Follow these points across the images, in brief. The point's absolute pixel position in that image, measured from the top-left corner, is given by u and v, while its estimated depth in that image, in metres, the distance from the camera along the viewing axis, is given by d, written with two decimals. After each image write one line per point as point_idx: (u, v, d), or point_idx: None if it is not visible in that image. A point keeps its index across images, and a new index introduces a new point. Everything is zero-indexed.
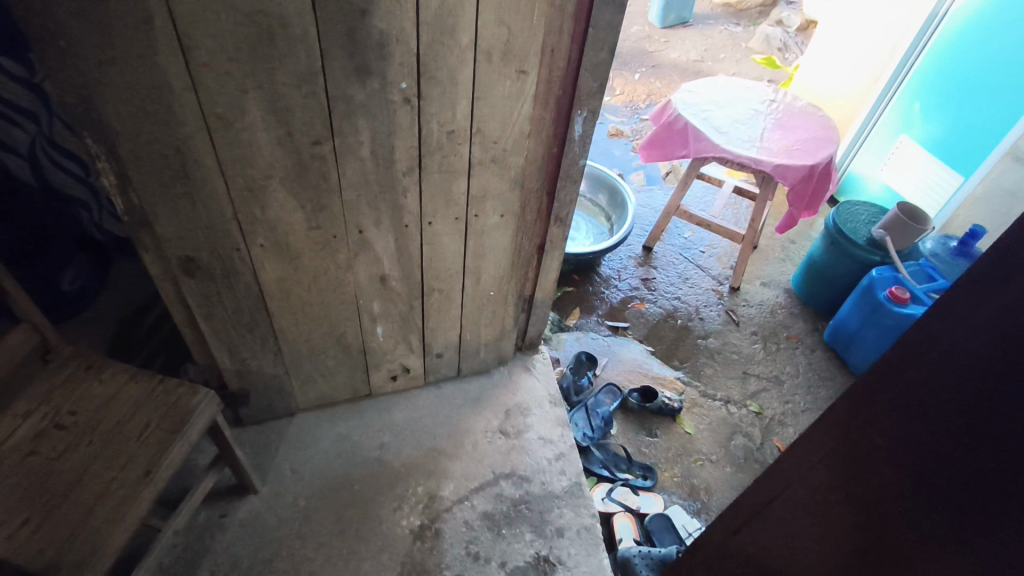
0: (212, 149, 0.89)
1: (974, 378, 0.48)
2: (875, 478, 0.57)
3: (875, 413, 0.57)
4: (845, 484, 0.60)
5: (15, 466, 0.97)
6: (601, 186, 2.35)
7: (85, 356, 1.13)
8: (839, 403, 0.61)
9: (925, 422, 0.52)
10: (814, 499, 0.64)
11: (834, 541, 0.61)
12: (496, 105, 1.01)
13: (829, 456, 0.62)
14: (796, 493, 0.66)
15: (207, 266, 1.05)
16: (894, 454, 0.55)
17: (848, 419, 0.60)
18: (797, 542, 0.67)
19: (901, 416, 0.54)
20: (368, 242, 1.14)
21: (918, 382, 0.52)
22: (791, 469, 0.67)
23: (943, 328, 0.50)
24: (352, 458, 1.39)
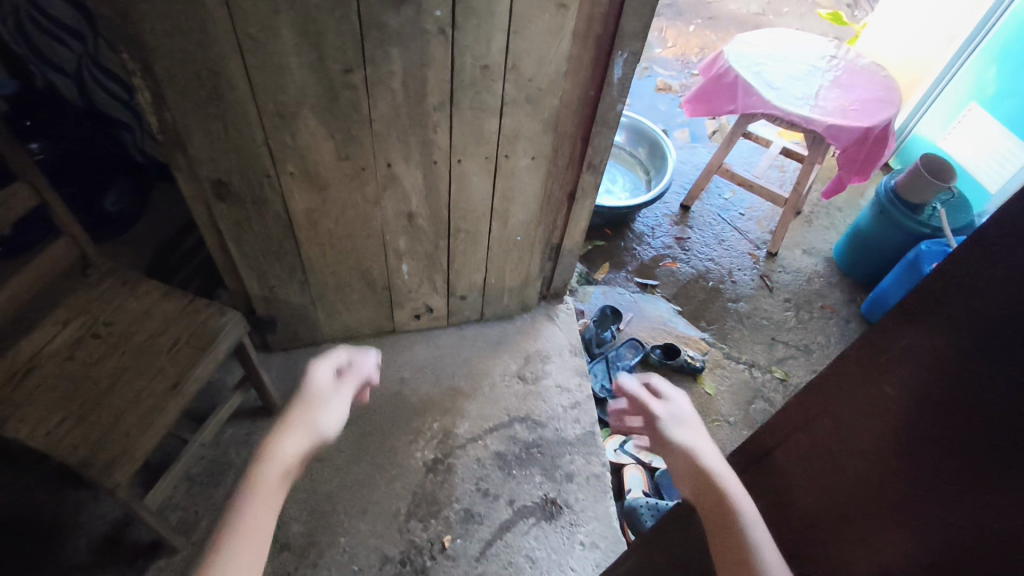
0: (245, 72, 0.89)
1: (1006, 314, 0.36)
2: (878, 430, 0.44)
3: (886, 359, 0.44)
4: (844, 438, 0.48)
5: (54, 369, 1.03)
6: (640, 140, 2.28)
7: (122, 273, 1.18)
8: (858, 345, 0.47)
9: (948, 369, 0.39)
10: (814, 452, 0.51)
11: (824, 500, 0.50)
12: (533, 40, 0.97)
13: (835, 404, 0.49)
14: (795, 446, 0.54)
15: (239, 191, 1.07)
16: (901, 405, 0.43)
17: (859, 363, 0.47)
18: (789, 500, 0.54)
19: (918, 360, 0.42)
20: (397, 178, 1.14)
21: (944, 322, 0.40)
22: (790, 416, 0.55)
23: (987, 248, 0.37)
24: (371, 390, 1.43)
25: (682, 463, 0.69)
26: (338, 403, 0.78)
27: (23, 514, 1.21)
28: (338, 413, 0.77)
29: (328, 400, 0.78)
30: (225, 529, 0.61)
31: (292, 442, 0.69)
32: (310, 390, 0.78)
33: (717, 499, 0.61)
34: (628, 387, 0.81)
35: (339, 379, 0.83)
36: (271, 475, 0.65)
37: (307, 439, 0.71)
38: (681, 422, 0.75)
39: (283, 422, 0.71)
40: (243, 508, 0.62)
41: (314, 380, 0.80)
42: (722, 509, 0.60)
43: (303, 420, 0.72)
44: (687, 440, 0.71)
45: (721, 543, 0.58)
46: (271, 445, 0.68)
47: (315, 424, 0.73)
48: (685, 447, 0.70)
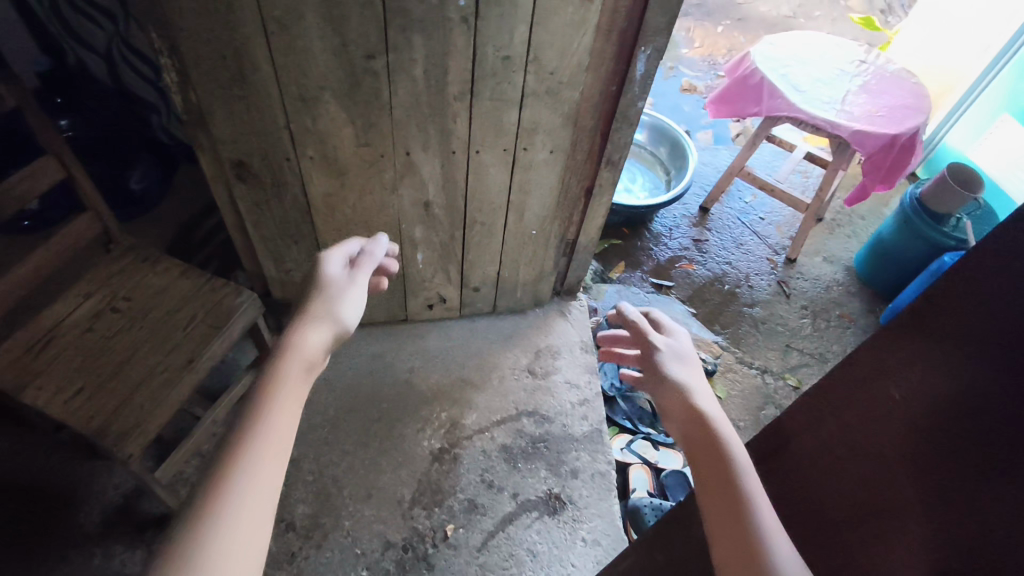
0: (269, 54, 0.90)
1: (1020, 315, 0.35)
2: (885, 434, 0.44)
3: (894, 360, 0.44)
4: (851, 441, 0.47)
5: (73, 340, 1.05)
6: (662, 139, 2.26)
7: (142, 250, 1.20)
8: (865, 348, 0.47)
9: (963, 372, 0.38)
10: (817, 456, 0.51)
11: (827, 504, 0.49)
12: (556, 32, 0.97)
13: (841, 407, 0.49)
14: (797, 449, 0.53)
15: (259, 173, 1.08)
16: (906, 409, 0.42)
17: (866, 365, 0.46)
18: (791, 504, 0.54)
19: (927, 362, 0.41)
20: (414, 167, 1.14)
21: (955, 324, 0.39)
22: (793, 418, 0.54)
23: (1001, 252, 0.37)
24: (381, 377, 1.45)
25: (676, 400, 0.64)
26: (356, 294, 0.73)
27: (38, 482, 1.24)
28: (357, 306, 0.72)
29: (346, 291, 0.72)
30: (247, 425, 0.54)
31: (312, 340, 0.64)
32: (326, 283, 0.72)
33: (714, 446, 0.58)
34: (630, 318, 0.76)
35: (351, 268, 0.77)
36: (293, 372, 0.60)
37: (327, 336, 0.66)
38: (680, 358, 0.70)
39: (299, 321, 0.67)
40: (265, 405, 0.56)
41: (326, 271, 0.74)
42: (717, 455, 0.57)
43: (321, 314, 0.67)
44: (683, 378, 0.67)
45: (711, 489, 0.55)
46: (290, 342, 0.63)
47: (333, 317, 0.68)
48: (680, 386, 0.66)
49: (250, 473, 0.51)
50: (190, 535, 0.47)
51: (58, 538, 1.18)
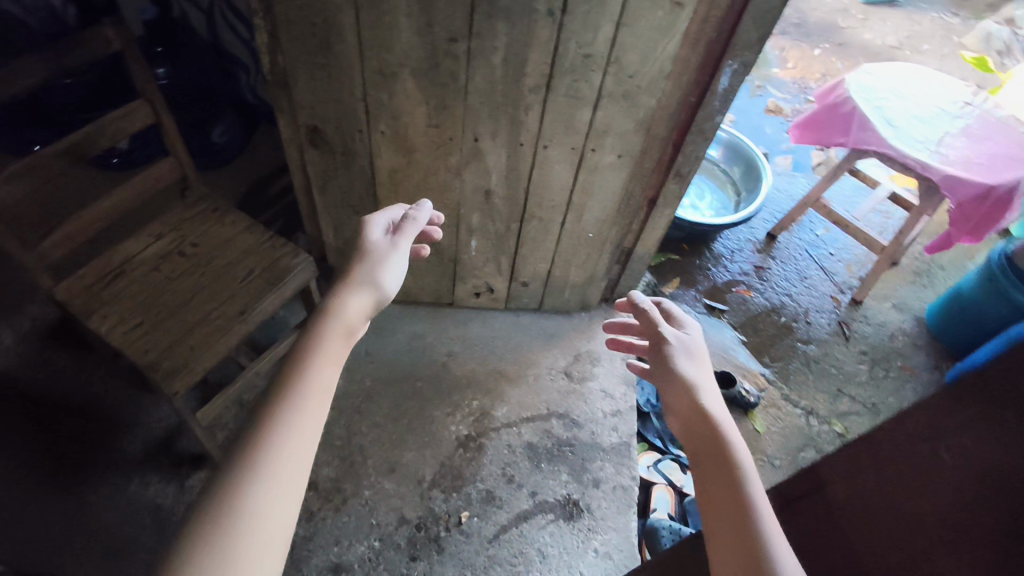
0: (356, 26, 0.92)
1: None
2: (924, 499, 0.41)
3: (945, 423, 0.41)
4: (884, 500, 0.45)
5: (140, 277, 1.12)
6: (737, 158, 2.19)
7: (214, 201, 1.26)
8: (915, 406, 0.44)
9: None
10: (844, 508, 0.48)
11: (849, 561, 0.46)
12: (641, 35, 0.95)
13: (878, 464, 0.46)
14: (823, 498, 0.51)
15: (331, 141, 1.11)
16: (952, 476, 0.40)
17: (912, 425, 0.43)
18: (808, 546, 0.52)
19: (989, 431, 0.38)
20: (480, 155, 1.15)
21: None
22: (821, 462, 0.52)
23: None
24: (420, 357, 1.47)
25: (683, 394, 0.71)
26: (397, 263, 0.78)
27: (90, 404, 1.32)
28: (397, 275, 0.77)
29: (387, 258, 0.77)
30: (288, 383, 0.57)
31: (351, 306, 0.68)
32: (368, 250, 0.77)
33: (717, 442, 0.65)
34: (642, 306, 0.83)
35: (391, 234, 0.83)
36: (332, 337, 0.63)
37: (367, 304, 0.70)
38: (689, 353, 0.77)
39: (340, 287, 0.71)
40: (305, 365, 0.59)
41: (370, 238, 0.80)
42: (720, 450, 0.64)
43: (363, 280, 0.72)
44: (691, 373, 0.73)
45: (713, 483, 0.61)
46: (331, 308, 0.67)
47: (373, 283, 0.72)
48: (688, 381, 0.72)
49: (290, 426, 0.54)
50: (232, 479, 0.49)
51: (101, 459, 1.25)
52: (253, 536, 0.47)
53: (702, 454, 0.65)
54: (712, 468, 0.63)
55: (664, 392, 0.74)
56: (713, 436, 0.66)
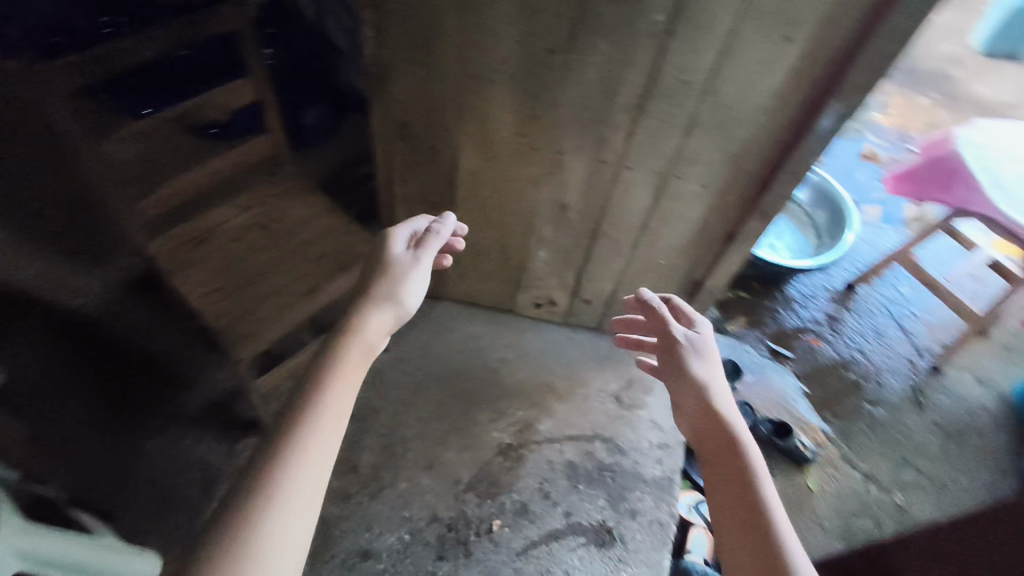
0: (458, 29, 0.94)
1: None
2: None
3: None
4: None
5: (224, 244, 1.19)
6: (824, 202, 2.08)
7: (299, 181, 1.32)
8: None
9: None
10: None
11: None
12: (745, 66, 0.92)
13: None
14: None
15: (419, 136, 1.14)
16: None
17: None
18: None
19: None
20: (561, 170, 1.15)
21: None
22: None
23: None
24: (473, 359, 1.48)
25: (694, 397, 0.83)
26: (418, 277, 0.88)
27: None
28: (419, 289, 0.88)
29: (409, 272, 0.88)
30: (308, 398, 0.71)
31: (370, 324, 0.81)
32: (390, 264, 0.88)
33: (728, 442, 0.77)
34: (651, 304, 0.95)
35: (413, 245, 0.93)
36: (347, 357, 0.76)
37: (386, 320, 0.83)
38: (700, 352, 0.88)
39: (363, 304, 0.83)
40: (322, 383, 0.73)
41: (393, 251, 0.90)
42: (731, 448, 0.77)
43: (384, 298, 0.84)
44: (701, 373, 0.85)
45: (728, 480, 0.74)
46: (353, 327, 0.80)
47: (392, 300, 0.84)
48: (699, 380, 0.84)
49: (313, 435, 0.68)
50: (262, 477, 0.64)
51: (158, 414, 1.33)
52: (286, 526, 0.61)
53: (712, 450, 0.78)
54: (722, 463, 0.76)
55: (675, 387, 0.86)
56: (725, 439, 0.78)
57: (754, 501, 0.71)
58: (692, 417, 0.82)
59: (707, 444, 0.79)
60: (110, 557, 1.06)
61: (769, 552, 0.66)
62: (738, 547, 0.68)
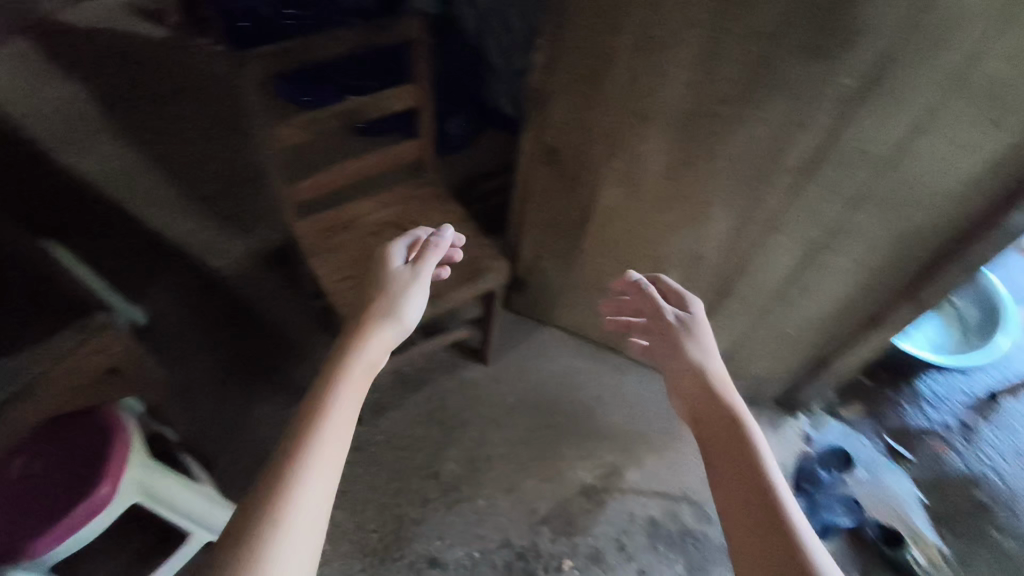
0: (630, 68, 0.94)
1: None
2: None
3: None
4: None
5: (361, 237, 1.25)
6: (981, 299, 1.83)
7: (438, 187, 1.36)
8: None
9: None
10: None
11: None
12: (936, 146, 0.85)
13: None
14: None
15: (564, 164, 1.15)
16: None
17: None
18: None
19: None
20: (702, 222, 1.11)
21: None
22: None
23: None
24: (569, 391, 1.46)
25: (690, 376, 0.78)
26: (419, 294, 0.82)
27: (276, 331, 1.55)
28: (421, 303, 0.82)
29: (409, 287, 0.82)
30: (298, 431, 0.62)
31: (370, 341, 0.73)
32: (389, 280, 0.83)
33: (726, 419, 0.71)
34: (641, 286, 0.90)
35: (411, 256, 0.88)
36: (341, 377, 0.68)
37: (387, 338, 0.75)
38: (696, 335, 0.82)
39: (361, 323, 0.76)
40: (318, 411, 0.63)
41: (393, 267, 0.85)
42: (732, 426, 0.70)
43: (384, 313, 0.77)
44: (697, 354, 0.80)
45: (721, 456, 0.68)
46: (351, 344, 0.72)
47: (394, 315, 0.78)
48: (695, 361, 0.79)
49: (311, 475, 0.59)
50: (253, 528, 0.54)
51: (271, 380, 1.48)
52: None
53: (709, 429, 0.71)
54: (718, 441, 0.70)
55: (671, 368, 0.80)
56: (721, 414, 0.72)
57: (755, 480, 0.64)
58: (688, 393, 0.77)
59: (703, 423, 0.73)
60: (182, 495, 1.06)
61: (777, 536, 0.59)
62: (744, 532, 0.61)
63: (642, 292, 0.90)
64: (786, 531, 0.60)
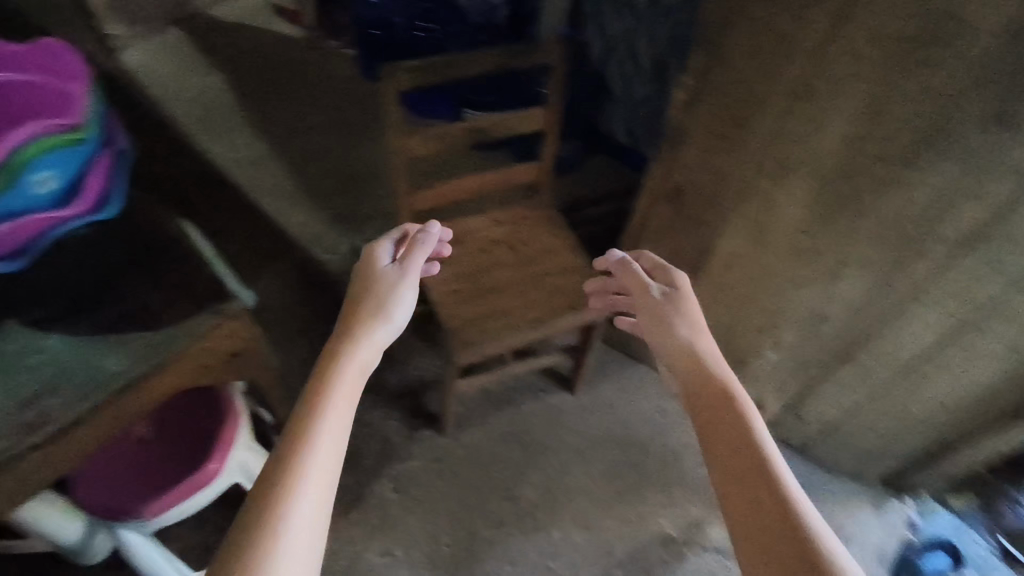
0: (780, 115, 0.91)
1: None
2: None
3: None
4: None
5: (472, 252, 1.27)
6: None
7: (551, 211, 1.36)
8: None
9: None
10: None
11: None
12: None
13: None
14: None
15: (690, 204, 1.13)
16: None
17: None
18: None
19: None
20: (834, 282, 1.04)
21: None
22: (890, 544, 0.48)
23: None
24: (657, 434, 1.42)
25: (682, 353, 0.74)
26: (409, 291, 0.77)
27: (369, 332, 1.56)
28: (410, 302, 0.76)
29: (398, 286, 0.77)
30: (281, 458, 0.56)
31: (356, 351, 0.67)
32: (377, 279, 0.77)
33: (716, 388, 0.68)
34: (629, 268, 0.86)
35: (399, 251, 0.83)
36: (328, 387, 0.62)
37: (374, 344, 0.69)
38: (686, 317, 0.78)
39: (349, 329, 0.70)
40: (305, 430, 0.58)
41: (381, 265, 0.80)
42: (725, 395, 0.67)
43: (369, 315, 0.72)
44: (686, 334, 0.76)
45: (711, 427, 0.66)
46: (340, 352, 0.67)
47: (382, 316, 0.72)
48: (684, 339, 0.75)
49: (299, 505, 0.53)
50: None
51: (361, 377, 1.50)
52: None
53: (702, 399, 0.68)
54: (710, 409, 0.67)
55: (662, 342, 0.77)
56: (711, 384, 0.69)
57: (749, 455, 0.62)
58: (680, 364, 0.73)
59: (695, 391, 0.70)
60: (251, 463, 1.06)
61: (771, 502, 0.58)
62: (740, 509, 0.59)
63: (627, 270, 0.87)
64: (784, 498, 0.58)
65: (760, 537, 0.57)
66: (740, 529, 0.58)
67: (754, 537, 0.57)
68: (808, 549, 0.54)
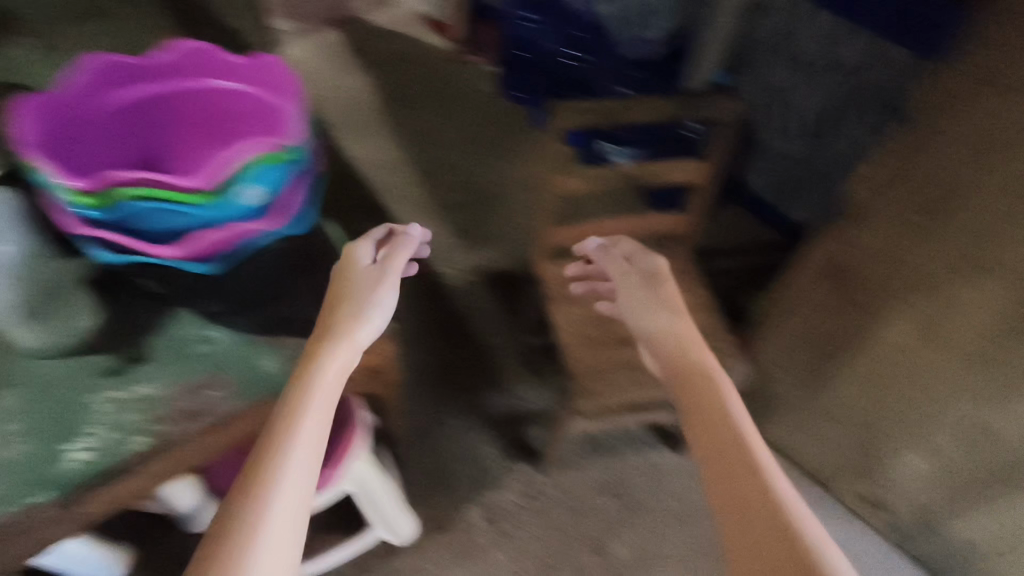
0: (985, 213, 0.86)
1: None
2: None
3: None
4: None
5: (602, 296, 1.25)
6: None
7: (690, 264, 1.30)
8: None
9: None
10: None
11: None
12: None
13: None
14: None
15: (854, 283, 1.09)
16: None
17: None
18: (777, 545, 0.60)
19: None
20: (1013, 402, 0.93)
21: None
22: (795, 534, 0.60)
23: None
24: None
25: (667, 337, 0.86)
26: (389, 287, 0.83)
27: (474, 354, 1.54)
28: (389, 302, 0.82)
29: (379, 286, 0.83)
30: (262, 450, 0.64)
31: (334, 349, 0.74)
32: (359, 276, 0.83)
33: (697, 363, 0.81)
34: (599, 251, 1.01)
35: (382, 252, 0.88)
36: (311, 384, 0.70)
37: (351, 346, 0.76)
38: (674, 308, 0.91)
39: (323, 335, 0.76)
40: (285, 432, 0.66)
41: (360, 264, 0.85)
42: (704, 372, 0.80)
43: (347, 321, 0.77)
44: (665, 321, 0.89)
45: (694, 382, 0.79)
46: (318, 353, 0.73)
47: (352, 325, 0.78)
48: (671, 328, 0.88)
49: (276, 498, 0.61)
50: (224, 556, 0.56)
51: (462, 398, 1.48)
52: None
53: (684, 374, 0.81)
54: (695, 389, 0.78)
55: (649, 322, 0.90)
56: (700, 364, 0.81)
57: (725, 426, 0.72)
58: (666, 345, 0.85)
59: (687, 373, 0.80)
60: (378, 486, 1.13)
61: (736, 465, 0.68)
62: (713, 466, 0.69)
63: (603, 253, 1.01)
64: (758, 471, 0.67)
65: (725, 488, 0.67)
66: (715, 485, 0.68)
67: (731, 502, 0.65)
68: (769, 510, 0.63)
